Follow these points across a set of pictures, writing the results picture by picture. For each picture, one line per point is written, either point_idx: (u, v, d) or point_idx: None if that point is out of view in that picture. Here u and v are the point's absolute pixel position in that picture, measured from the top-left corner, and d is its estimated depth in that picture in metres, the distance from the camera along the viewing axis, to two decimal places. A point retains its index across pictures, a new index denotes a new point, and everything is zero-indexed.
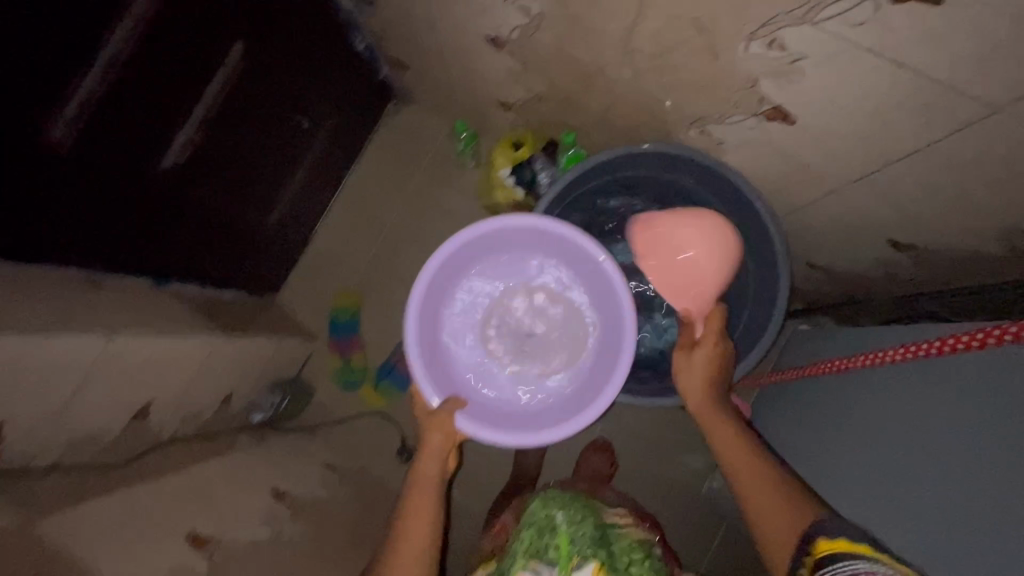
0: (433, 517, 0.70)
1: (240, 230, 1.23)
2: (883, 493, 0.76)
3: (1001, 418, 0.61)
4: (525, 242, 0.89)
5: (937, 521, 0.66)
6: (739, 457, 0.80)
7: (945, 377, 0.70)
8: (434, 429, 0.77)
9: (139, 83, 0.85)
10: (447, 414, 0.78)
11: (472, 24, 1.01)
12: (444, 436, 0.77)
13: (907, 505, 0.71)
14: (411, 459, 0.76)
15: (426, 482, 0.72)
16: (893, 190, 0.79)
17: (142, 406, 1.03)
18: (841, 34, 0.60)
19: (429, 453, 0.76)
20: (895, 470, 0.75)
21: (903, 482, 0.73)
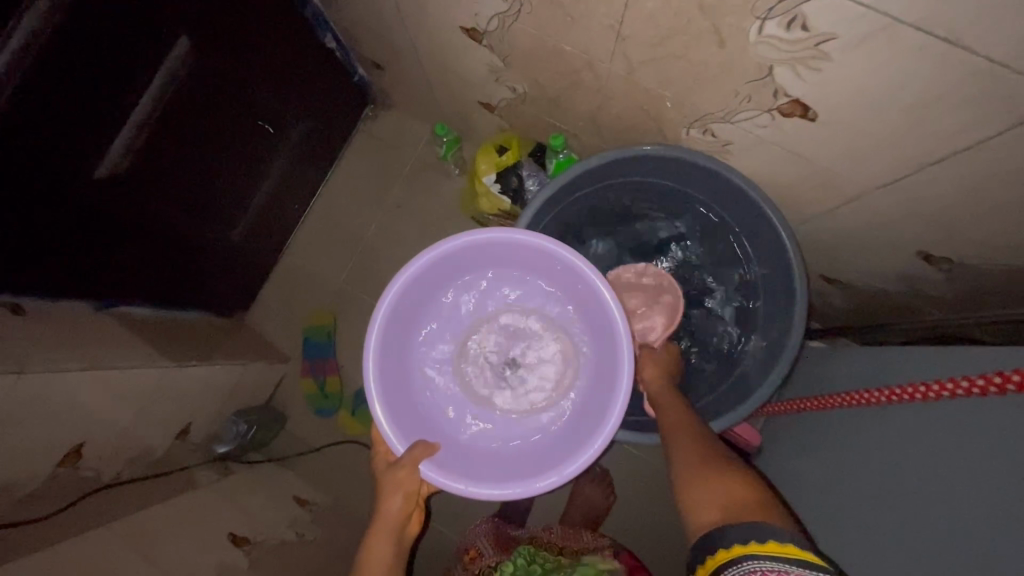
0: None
1: (196, 246, 1.12)
2: (905, 549, 0.66)
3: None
4: (503, 258, 0.79)
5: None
6: (683, 431, 0.73)
7: (980, 420, 0.60)
8: (394, 492, 0.66)
9: (59, 82, 0.73)
10: (407, 472, 0.66)
11: (447, 16, 0.91)
12: (404, 500, 0.66)
13: (931, 564, 0.61)
14: (365, 530, 0.65)
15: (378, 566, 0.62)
16: (926, 197, 0.68)
17: (75, 447, 0.88)
18: (879, 8, 0.49)
19: (383, 522, 0.65)
20: (919, 530, 0.64)
21: (924, 536, 0.63)
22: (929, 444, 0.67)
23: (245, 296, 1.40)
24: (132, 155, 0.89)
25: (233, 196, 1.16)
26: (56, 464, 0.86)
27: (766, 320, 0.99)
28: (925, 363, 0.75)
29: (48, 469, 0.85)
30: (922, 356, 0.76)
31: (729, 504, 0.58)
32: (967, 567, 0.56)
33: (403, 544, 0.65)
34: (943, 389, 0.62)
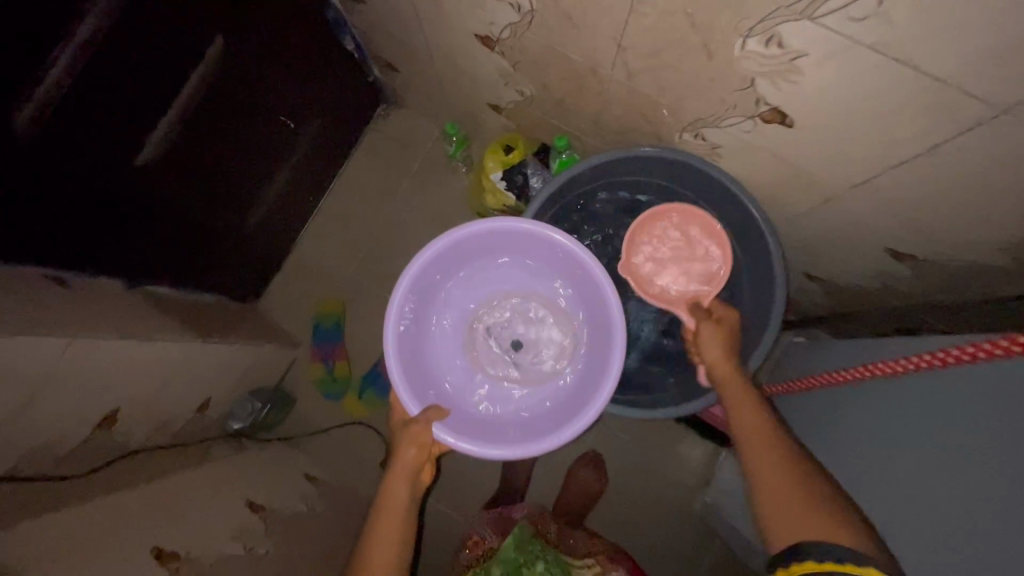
0: (403, 539, 0.67)
1: (218, 230, 1.19)
2: (881, 512, 0.73)
3: (980, 421, 0.60)
4: (510, 245, 0.86)
5: (932, 533, 0.64)
6: (762, 440, 0.74)
7: (942, 394, 0.67)
8: (410, 443, 0.73)
9: (113, 71, 0.81)
10: (423, 427, 0.73)
11: (463, 23, 0.99)
12: (419, 450, 0.72)
13: (903, 521, 0.69)
14: (383, 475, 0.71)
15: (395, 508, 0.68)
16: (891, 197, 0.77)
17: (109, 411, 0.95)
18: (841, 30, 0.57)
19: (400, 470, 0.71)
20: (897, 496, 0.71)
21: (897, 498, 0.71)
22: (897, 416, 0.75)
23: (259, 282, 1.46)
24: (168, 142, 0.96)
25: (253, 185, 1.23)
26: (94, 427, 0.94)
27: (749, 313, 1.06)
28: (891, 349, 0.83)
29: (85, 430, 0.92)
30: (890, 344, 0.84)
31: (813, 530, 0.62)
32: (937, 527, 0.63)
33: (417, 491, 0.72)
34: (932, 359, 0.69)
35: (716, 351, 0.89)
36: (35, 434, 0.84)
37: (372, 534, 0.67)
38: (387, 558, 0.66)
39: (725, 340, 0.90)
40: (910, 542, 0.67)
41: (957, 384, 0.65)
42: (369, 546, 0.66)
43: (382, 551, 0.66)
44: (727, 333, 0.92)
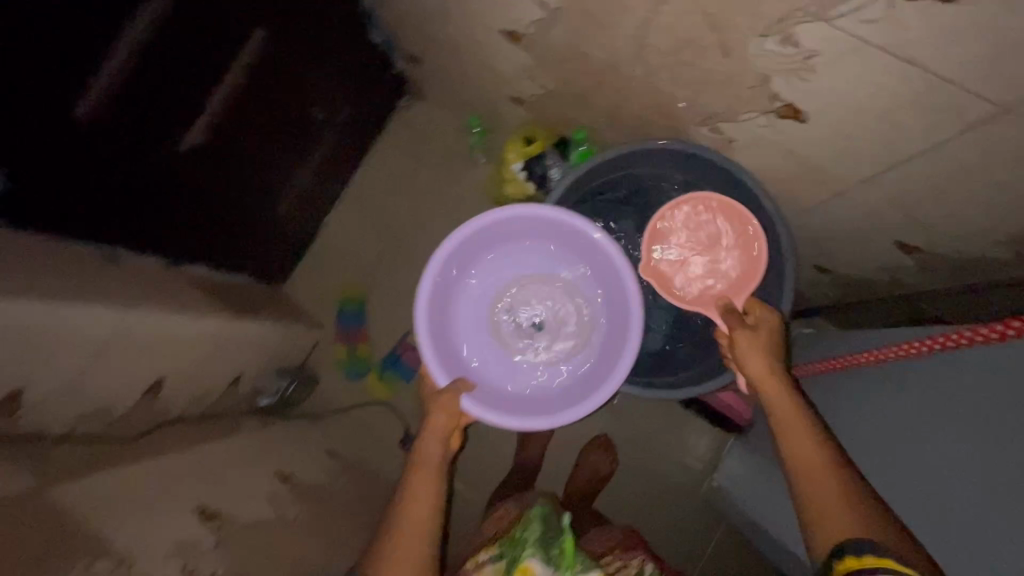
0: (437, 492, 0.70)
1: (252, 214, 1.25)
2: (898, 492, 0.77)
3: (1007, 404, 0.64)
4: (533, 231, 0.92)
5: (966, 512, 0.68)
6: (820, 471, 0.72)
7: (957, 379, 0.71)
8: (439, 410, 0.79)
9: (163, 63, 0.87)
10: (451, 395, 0.79)
11: (489, 18, 1.03)
12: (448, 417, 0.78)
13: (925, 500, 0.73)
14: (415, 437, 0.77)
15: (428, 462, 0.73)
16: (898, 192, 0.80)
17: (153, 381, 1.02)
18: (853, 31, 0.61)
19: (432, 433, 0.77)
20: (918, 477, 0.75)
21: (916, 479, 0.75)
22: (907, 400, 0.79)
23: (285, 266, 1.52)
24: (212, 130, 1.02)
25: (285, 171, 1.29)
26: (140, 395, 1.00)
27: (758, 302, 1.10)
28: (896, 337, 0.87)
29: (132, 397, 0.99)
30: (894, 332, 0.88)
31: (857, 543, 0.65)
32: (973, 507, 0.67)
33: (448, 453, 0.77)
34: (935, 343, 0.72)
35: (760, 363, 0.85)
36: (90, 399, 0.91)
37: (408, 487, 0.70)
38: (424, 506, 0.68)
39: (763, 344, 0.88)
40: (935, 520, 0.71)
41: (974, 370, 0.69)
42: (406, 495, 0.69)
43: (419, 499, 0.68)
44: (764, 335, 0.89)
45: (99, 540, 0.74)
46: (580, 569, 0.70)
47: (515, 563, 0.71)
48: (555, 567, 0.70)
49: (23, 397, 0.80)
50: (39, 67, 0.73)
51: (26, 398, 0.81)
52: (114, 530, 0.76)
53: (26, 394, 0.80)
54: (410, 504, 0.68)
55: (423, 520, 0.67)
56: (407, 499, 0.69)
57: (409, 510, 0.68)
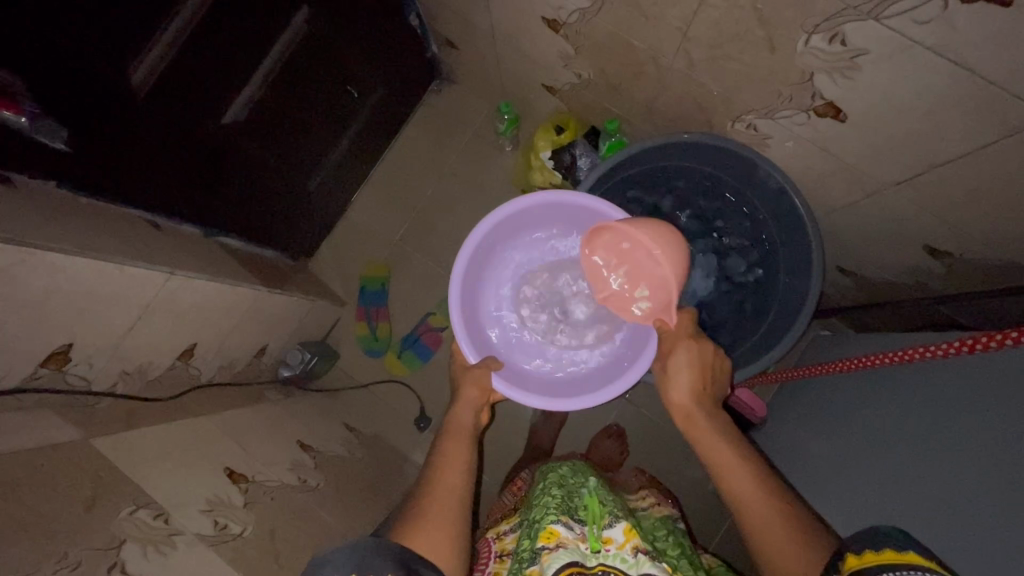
0: (469, 457, 0.72)
1: (285, 189, 1.28)
2: (899, 483, 0.80)
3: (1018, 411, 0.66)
4: (563, 219, 0.95)
5: (953, 505, 0.70)
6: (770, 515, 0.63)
7: (980, 383, 0.72)
8: (470, 385, 0.83)
9: (215, 36, 0.89)
10: (483, 371, 0.84)
11: (530, 6, 1.04)
12: (479, 391, 0.82)
13: (922, 491, 0.76)
14: (448, 407, 0.81)
15: (462, 429, 0.76)
16: (935, 196, 0.81)
17: (188, 346, 1.05)
18: (903, 30, 0.62)
19: (464, 404, 0.81)
20: (922, 472, 0.77)
21: (918, 473, 0.77)
22: (928, 401, 0.80)
23: (311, 243, 1.55)
24: (253, 105, 1.05)
25: (318, 149, 1.32)
26: (175, 358, 1.04)
27: (783, 298, 1.10)
28: (917, 339, 0.88)
29: (167, 359, 1.02)
30: (918, 334, 0.89)
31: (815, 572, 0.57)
32: (961, 501, 0.69)
33: (479, 425, 0.80)
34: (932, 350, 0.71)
35: (684, 391, 0.77)
36: (131, 358, 0.95)
37: (442, 450, 0.73)
38: (458, 466, 0.70)
39: (688, 375, 0.78)
40: (923, 510, 0.74)
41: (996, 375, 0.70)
42: (441, 457, 0.72)
43: (454, 461, 0.71)
44: (691, 363, 0.79)
45: (140, 491, 0.77)
46: (607, 523, 0.72)
47: (539, 529, 0.70)
48: (579, 525, 0.71)
49: (69, 352, 0.84)
50: (100, 37, 0.75)
51: (72, 353, 0.85)
52: (154, 482, 0.80)
53: (72, 349, 0.84)
54: (445, 466, 0.70)
55: (457, 478, 0.69)
56: (440, 463, 0.71)
57: (445, 471, 0.70)
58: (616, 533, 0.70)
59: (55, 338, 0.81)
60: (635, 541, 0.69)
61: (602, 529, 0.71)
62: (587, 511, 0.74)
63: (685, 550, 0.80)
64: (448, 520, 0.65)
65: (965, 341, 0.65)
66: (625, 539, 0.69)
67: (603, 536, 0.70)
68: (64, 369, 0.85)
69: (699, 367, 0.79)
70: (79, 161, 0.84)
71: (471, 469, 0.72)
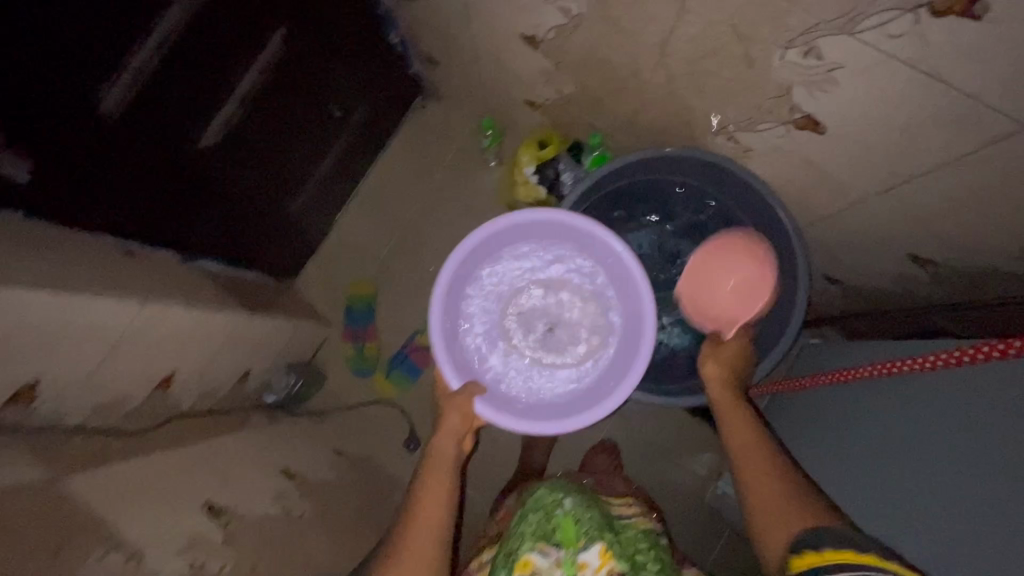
0: (451, 488, 0.71)
1: (268, 210, 1.26)
2: (898, 498, 0.78)
3: (1011, 425, 0.64)
4: (544, 236, 0.94)
5: (954, 521, 0.68)
6: (768, 489, 0.70)
7: (970, 397, 0.71)
8: (452, 410, 0.80)
9: (187, 60, 0.88)
10: (466, 397, 0.81)
11: (509, 23, 1.03)
12: (461, 418, 0.80)
13: (922, 506, 0.73)
14: (430, 435, 0.78)
15: (444, 458, 0.74)
16: (916, 205, 0.80)
17: (166, 375, 1.03)
18: (876, 45, 0.62)
19: (447, 432, 0.78)
20: (919, 485, 0.75)
21: (917, 487, 0.75)
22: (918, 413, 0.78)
23: (296, 263, 1.53)
24: (230, 126, 1.03)
25: (302, 168, 1.30)
26: (152, 388, 1.02)
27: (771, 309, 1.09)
28: (905, 350, 0.87)
29: (144, 390, 1.00)
30: (906, 343, 0.88)
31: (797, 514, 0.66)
32: (963, 518, 0.67)
33: (462, 453, 0.78)
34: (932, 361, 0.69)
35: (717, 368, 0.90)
36: (105, 390, 0.92)
37: (422, 485, 0.70)
38: (437, 498, 0.69)
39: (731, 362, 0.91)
40: (925, 527, 0.72)
41: (986, 387, 0.69)
42: (420, 489, 0.70)
43: (433, 492, 0.70)
44: (734, 355, 0.93)
45: (110, 533, 0.74)
46: (582, 546, 0.71)
47: (516, 556, 0.72)
48: (556, 549, 0.72)
49: (36, 388, 0.82)
50: (66, 63, 0.73)
51: (39, 389, 0.82)
52: (125, 523, 0.77)
53: (40, 386, 0.82)
54: (425, 500, 0.69)
55: (435, 515, 0.67)
56: (421, 496, 0.69)
57: (424, 505, 0.69)
58: (591, 556, 0.71)
59: (22, 374, 0.79)
60: (610, 564, 0.71)
61: (578, 552, 0.71)
62: (563, 533, 0.72)
63: (666, 567, 0.76)
64: (425, 554, 0.65)
65: (974, 350, 0.63)
66: (600, 564, 0.71)
67: (578, 561, 0.71)
68: (32, 406, 0.82)
69: (738, 361, 0.93)
70: (46, 191, 0.82)
71: (453, 501, 0.71)
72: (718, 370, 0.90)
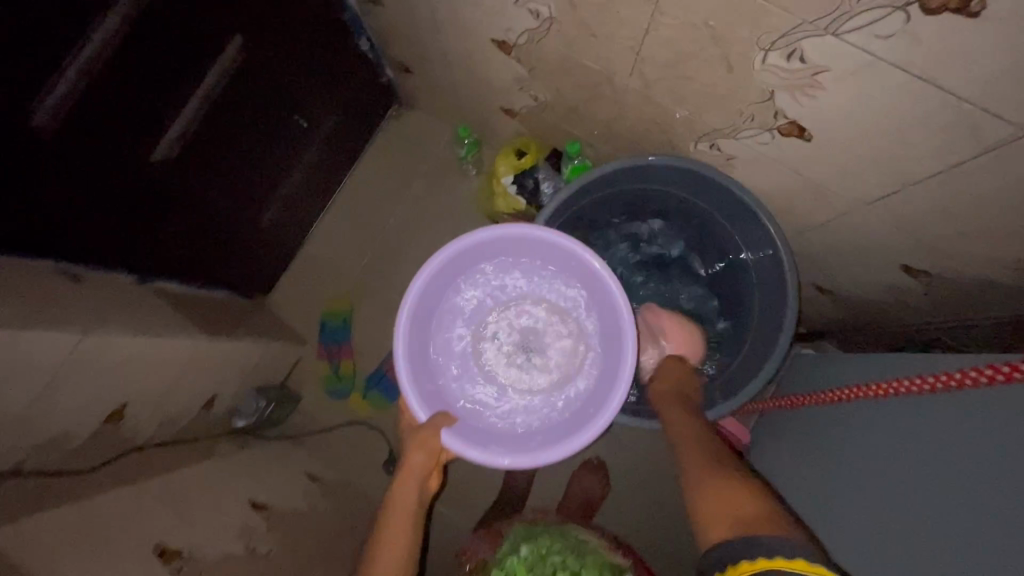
0: (411, 535, 0.72)
1: (233, 228, 1.20)
2: (891, 528, 0.72)
3: (999, 453, 0.58)
4: (519, 252, 0.89)
5: (942, 555, 0.62)
6: (701, 484, 0.70)
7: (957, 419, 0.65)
8: (417, 449, 0.77)
9: (131, 71, 0.81)
10: (431, 433, 0.77)
11: (479, 28, 0.98)
12: (426, 457, 0.77)
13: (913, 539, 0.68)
14: (391, 480, 0.77)
15: (406, 506, 0.74)
16: (908, 215, 0.76)
17: (116, 407, 0.97)
18: (862, 45, 0.57)
19: (409, 475, 0.76)
20: (909, 515, 0.69)
21: (907, 518, 0.70)
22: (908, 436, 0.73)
23: (268, 280, 1.47)
24: (184, 140, 0.96)
25: (268, 182, 1.24)
26: (100, 422, 0.95)
27: (759, 321, 1.06)
28: (897, 366, 0.82)
29: (91, 425, 0.93)
30: (900, 359, 0.83)
31: (726, 502, 0.65)
32: (951, 552, 0.61)
33: (426, 492, 0.77)
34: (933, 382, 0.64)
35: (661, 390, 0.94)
36: (41, 429, 0.85)
37: (382, 536, 0.71)
38: (398, 547, 0.71)
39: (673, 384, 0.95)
40: (917, 563, 0.66)
41: (973, 401, 0.63)
42: (382, 538, 0.72)
43: (394, 542, 0.71)
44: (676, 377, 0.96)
45: None
46: None
47: None
48: None
49: None
50: None
51: None
52: None
53: None
54: (385, 548, 0.70)
55: (390, 570, 0.69)
56: (382, 543, 0.71)
57: (385, 553, 0.70)
58: None
59: None
60: None
61: None
62: None
63: None
64: None
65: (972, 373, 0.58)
66: None
67: None
68: None
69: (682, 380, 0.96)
70: None
71: (413, 544, 0.73)
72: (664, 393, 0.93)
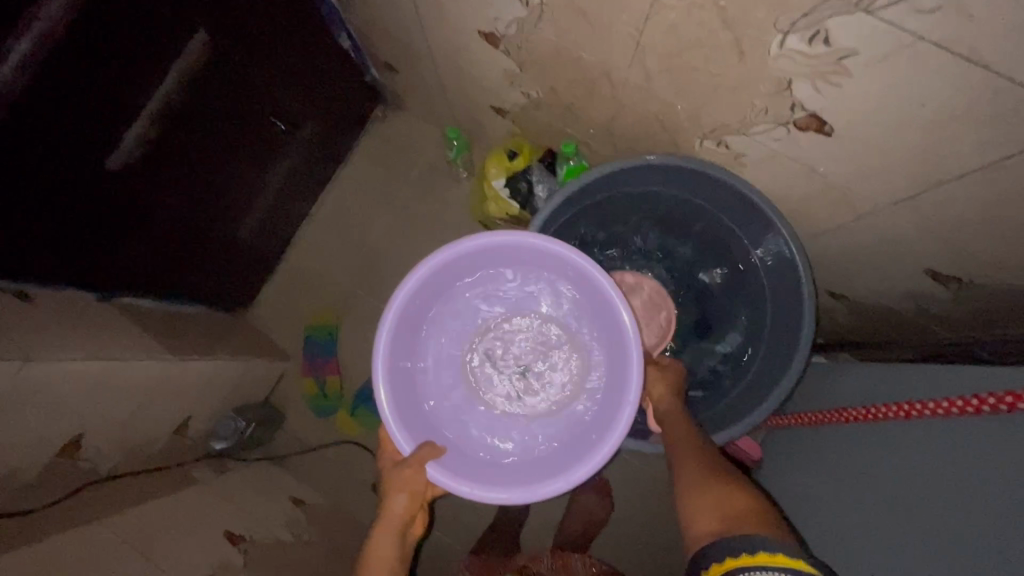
0: None
1: (205, 238, 1.13)
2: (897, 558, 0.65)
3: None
4: (512, 262, 0.81)
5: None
6: (693, 490, 0.63)
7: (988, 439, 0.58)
8: (398, 490, 0.70)
9: (77, 71, 0.73)
10: (414, 471, 0.70)
11: (465, 20, 0.91)
12: (409, 498, 0.70)
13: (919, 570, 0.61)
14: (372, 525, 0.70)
15: (384, 557, 0.67)
16: (939, 216, 0.69)
17: (74, 437, 0.89)
18: (900, 23, 0.50)
19: (389, 520, 0.69)
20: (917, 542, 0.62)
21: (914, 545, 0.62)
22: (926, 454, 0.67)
23: (248, 292, 1.40)
24: (147, 145, 0.89)
25: (244, 187, 1.16)
26: (54, 455, 0.88)
27: (772, 330, 0.98)
28: (930, 381, 0.75)
29: (43, 458, 0.86)
30: (931, 373, 0.76)
31: (720, 510, 0.59)
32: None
33: (408, 536, 0.71)
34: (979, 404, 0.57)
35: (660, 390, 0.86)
36: None
37: None
38: None
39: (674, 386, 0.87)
40: None
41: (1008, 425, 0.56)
42: None
43: None
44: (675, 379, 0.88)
45: None
46: None
47: None
48: None
49: None
50: None
51: None
52: None
53: None
54: None
55: None
56: None
57: None
58: None
59: None
60: None
61: None
62: None
63: None
64: None
65: None
66: None
67: None
68: None
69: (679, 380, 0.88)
70: None
71: None
72: (664, 394, 0.85)
